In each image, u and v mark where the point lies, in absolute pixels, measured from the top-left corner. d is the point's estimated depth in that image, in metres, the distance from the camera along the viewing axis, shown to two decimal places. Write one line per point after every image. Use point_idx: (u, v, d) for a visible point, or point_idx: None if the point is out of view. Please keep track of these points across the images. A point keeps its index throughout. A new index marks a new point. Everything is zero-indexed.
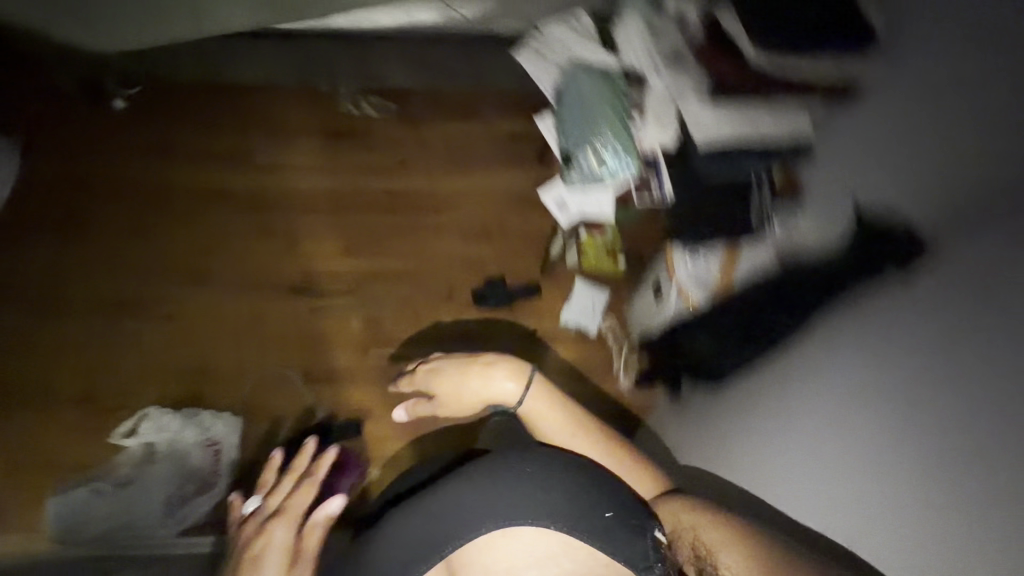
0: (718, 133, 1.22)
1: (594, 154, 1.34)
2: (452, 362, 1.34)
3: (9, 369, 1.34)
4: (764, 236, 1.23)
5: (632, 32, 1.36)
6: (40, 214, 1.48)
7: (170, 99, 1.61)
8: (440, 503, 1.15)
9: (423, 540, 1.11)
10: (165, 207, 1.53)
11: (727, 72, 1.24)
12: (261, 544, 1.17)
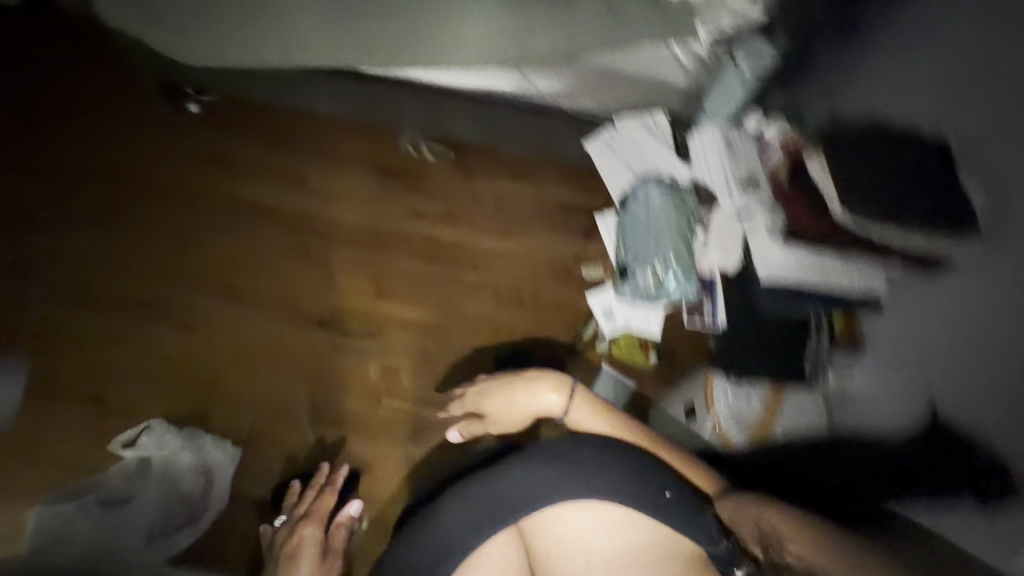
0: (780, 275, 1.16)
1: (652, 267, 1.30)
2: (496, 384, 1.31)
3: (33, 354, 1.37)
4: (816, 387, 1.27)
5: (710, 144, 1.33)
6: (97, 206, 1.54)
7: (238, 116, 1.66)
8: (498, 481, 1.11)
9: (482, 512, 1.08)
10: (211, 217, 1.56)
11: (797, 219, 1.16)
12: (294, 543, 1.21)
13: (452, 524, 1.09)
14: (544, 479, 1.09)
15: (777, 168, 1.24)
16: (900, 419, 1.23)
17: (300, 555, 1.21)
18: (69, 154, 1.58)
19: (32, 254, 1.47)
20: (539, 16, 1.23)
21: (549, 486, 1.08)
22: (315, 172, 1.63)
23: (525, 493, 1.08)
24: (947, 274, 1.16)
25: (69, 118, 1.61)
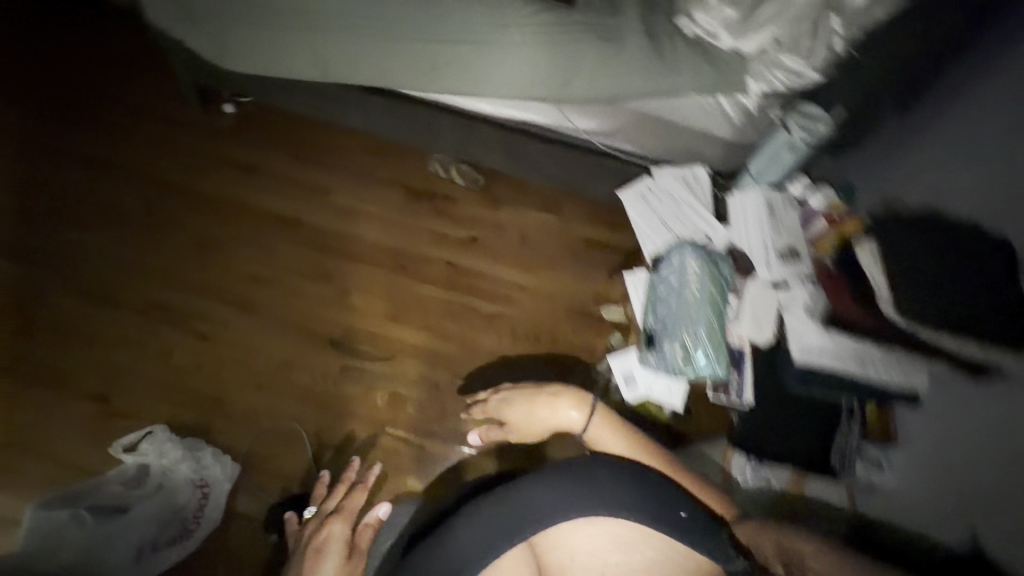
0: (819, 359, 1.02)
1: (680, 339, 1.17)
2: (521, 394, 1.23)
3: (46, 347, 1.38)
4: (839, 479, 1.09)
5: (750, 206, 1.22)
6: (127, 204, 1.57)
7: (275, 128, 1.69)
8: (513, 496, 0.97)
9: (489, 534, 0.94)
10: (236, 225, 1.58)
11: (846, 311, 1.03)
12: (323, 536, 1.13)
13: (471, 539, 0.94)
14: (567, 490, 0.97)
15: (817, 241, 1.16)
16: (937, 539, 0.99)
17: (328, 551, 1.12)
18: (108, 151, 1.62)
19: (60, 248, 1.50)
20: (584, 55, 1.20)
21: (570, 498, 0.96)
22: (344, 190, 1.65)
23: (546, 506, 0.95)
24: (1000, 383, 0.96)
25: (112, 115, 1.65)
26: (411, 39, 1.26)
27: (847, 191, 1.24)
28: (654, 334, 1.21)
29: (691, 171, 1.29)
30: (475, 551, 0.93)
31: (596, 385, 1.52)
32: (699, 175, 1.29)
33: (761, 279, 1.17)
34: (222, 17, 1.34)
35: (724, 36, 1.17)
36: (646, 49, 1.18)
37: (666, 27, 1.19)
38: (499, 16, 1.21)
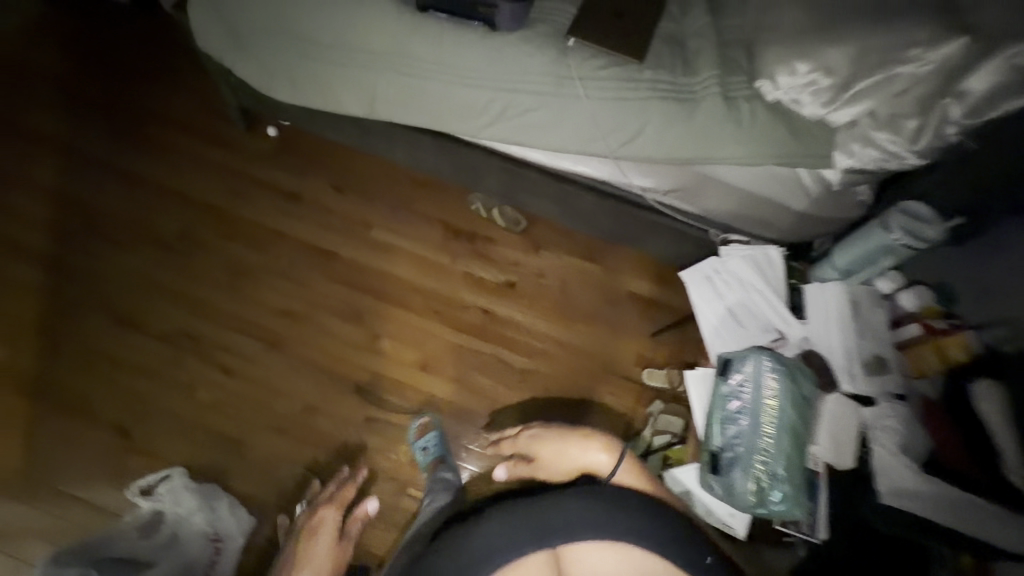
0: (907, 494, 1.03)
1: (752, 458, 1.13)
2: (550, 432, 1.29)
3: (68, 371, 1.34)
4: None
5: (833, 307, 1.20)
6: (161, 222, 1.51)
7: (319, 157, 1.64)
8: (547, 517, 1.14)
9: (511, 535, 1.12)
10: (269, 254, 1.51)
11: (951, 453, 1.05)
12: (315, 520, 1.22)
13: (484, 543, 1.11)
14: (586, 514, 1.14)
15: (911, 348, 1.16)
16: None
17: (321, 532, 1.21)
18: (148, 165, 1.58)
19: (84, 260, 1.44)
20: (651, 114, 1.10)
21: (588, 521, 1.13)
22: (383, 224, 1.59)
23: (565, 525, 1.13)
24: None
25: (158, 131, 1.62)
26: (461, 89, 1.18)
27: (947, 294, 1.18)
28: (721, 456, 1.16)
29: (763, 254, 1.27)
30: (480, 551, 1.11)
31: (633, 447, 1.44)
32: (772, 259, 1.27)
33: (842, 393, 1.16)
34: (275, 49, 1.28)
35: (810, 104, 1.04)
36: (720, 113, 1.07)
37: (744, 90, 1.08)
38: (561, 69, 1.12)
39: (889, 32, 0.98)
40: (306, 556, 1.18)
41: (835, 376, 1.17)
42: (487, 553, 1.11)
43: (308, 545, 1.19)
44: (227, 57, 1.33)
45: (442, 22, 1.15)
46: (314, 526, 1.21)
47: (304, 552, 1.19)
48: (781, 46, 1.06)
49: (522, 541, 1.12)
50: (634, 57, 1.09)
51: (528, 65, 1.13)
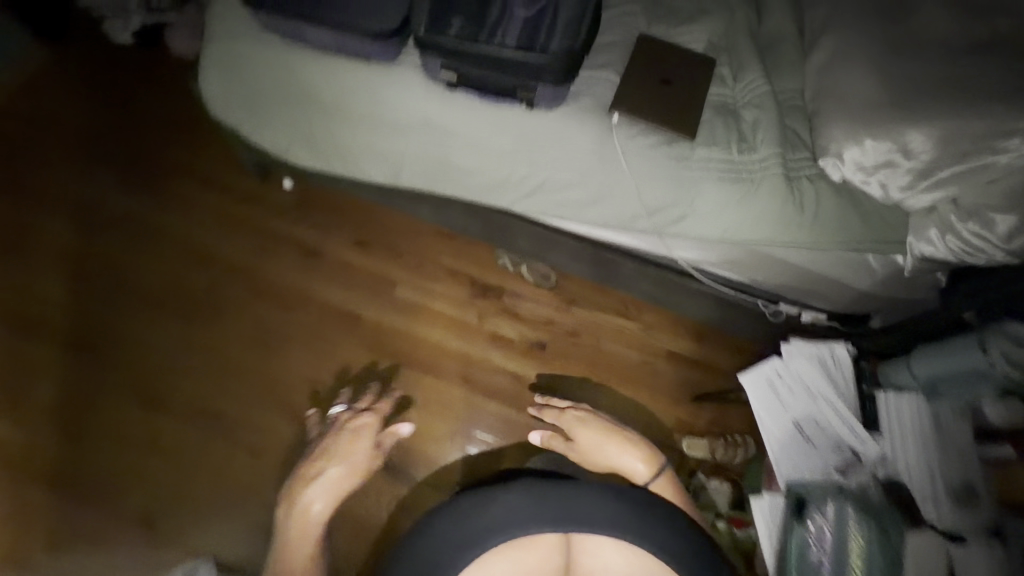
0: None
1: None
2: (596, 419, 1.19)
3: (92, 454, 1.30)
4: None
5: (909, 419, 1.00)
6: (179, 287, 1.45)
7: (338, 211, 1.57)
8: (569, 501, 0.92)
9: (527, 519, 0.91)
10: (290, 322, 1.45)
11: None
12: (354, 420, 1.19)
13: (498, 514, 0.91)
14: (599, 511, 0.92)
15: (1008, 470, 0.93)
16: None
17: (360, 433, 1.17)
18: (161, 223, 1.52)
19: (99, 328, 1.40)
20: (706, 195, 1.00)
21: (609, 517, 0.91)
22: (409, 282, 1.52)
23: (587, 516, 0.91)
24: None
25: (173, 184, 1.56)
26: (491, 161, 1.09)
27: None
28: None
29: (830, 350, 1.06)
30: (484, 526, 0.91)
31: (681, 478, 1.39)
32: (840, 358, 1.06)
33: (931, 528, 0.92)
34: (291, 118, 1.18)
35: (882, 186, 0.94)
36: (779, 194, 0.97)
37: (807, 168, 0.99)
38: (606, 148, 1.02)
39: (975, 116, 0.88)
40: (338, 451, 1.14)
41: (919, 505, 0.94)
42: (491, 528, 0.91)
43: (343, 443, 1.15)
44: (233, 120, 1.23)
45: (474, 99, 1.06)
46: (350, 428, 1.17)
47: (338, 447, 1.14)
48: (850, 123, 0.95)
49: (539, 518, 0.91)
50: (686, 133, 0.99)
51: (566, 141, 1.03)
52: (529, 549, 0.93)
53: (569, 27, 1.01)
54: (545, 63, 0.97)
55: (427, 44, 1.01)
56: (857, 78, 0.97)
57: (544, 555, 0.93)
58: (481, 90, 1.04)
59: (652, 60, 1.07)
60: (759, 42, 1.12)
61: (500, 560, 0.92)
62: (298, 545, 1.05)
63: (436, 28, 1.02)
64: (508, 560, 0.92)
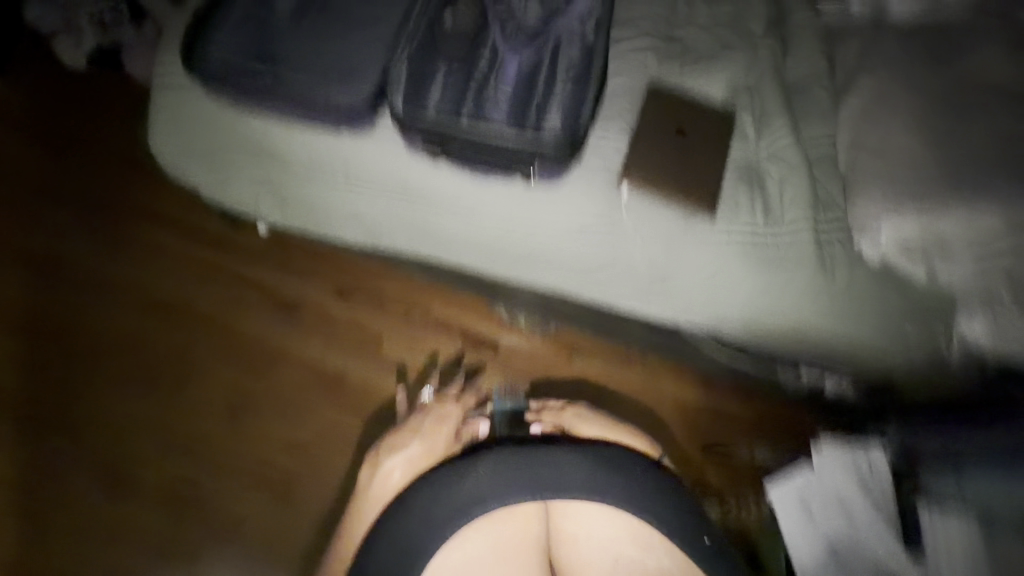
0: None
1: None
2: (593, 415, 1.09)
3: (65, 548, 1.21)
4: None
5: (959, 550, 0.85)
6: (147, 354, 1.33)
7: (315, 259, 1.43)
8: (543, 460, 0.93)
9: (501, 485, 0.92)
10: (269, 387, 1.33)
11: None
12: (445, 407, 1.12)
13: (481, 480, 0.92)
14: (573, 471, 0.93)
15: None
16: None
17: (447, 419, 1.10)
18: (123, 276, 1.39)
19: (60, 400, 1.29)
20: (729, 275, 0.89)
21: (580, 480, 0.93)
22: (395, 332, 1.39)
23: (557, 480, 0.93)
24: None
25: (135, 229, 1.42)
26: (481, 233, 0.96)
27: None
28: None
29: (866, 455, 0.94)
30: (462, 497, 0.91)
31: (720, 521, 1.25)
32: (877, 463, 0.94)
33: None
34: (253, 181, 1.03)
35: (928, 265, 0.84)
36: (808, 279, 0.86)
37: (840, 246, 0.88)
38: (616, 223, 0.90)
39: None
40: (426, 428, 1.09)
41: None
42: (474, 498, 0.91)
43: (432, 423, 1.09)
44: (182, 176, 1.06)
45: (460, 172, 0.93)
46: (443, 409, 1.12)
47: (426, 426, 1.09)
48: (893, 198, 0.84)
49: (518, 485, 0.92)
50: (707, 208, 0.87)
51: (569, 215, 0.91)
52: (509, 520, 0.95)
53: (570, 92, 0.90)
54: (538, 151, 0.87)
55: (408, 125, 0.90)
56: (899, 143, 0.85)
57: (525, 524, 0.96)
58: (469, 166, 0.92)
59: (664, 111, 0.92)
60: (786, 81, 0.97)
61: (486, 529, 0.94)
62: (365, 513, 1.03)
63: (417, 98, 0.89)
64: (491, 529, 0.94)
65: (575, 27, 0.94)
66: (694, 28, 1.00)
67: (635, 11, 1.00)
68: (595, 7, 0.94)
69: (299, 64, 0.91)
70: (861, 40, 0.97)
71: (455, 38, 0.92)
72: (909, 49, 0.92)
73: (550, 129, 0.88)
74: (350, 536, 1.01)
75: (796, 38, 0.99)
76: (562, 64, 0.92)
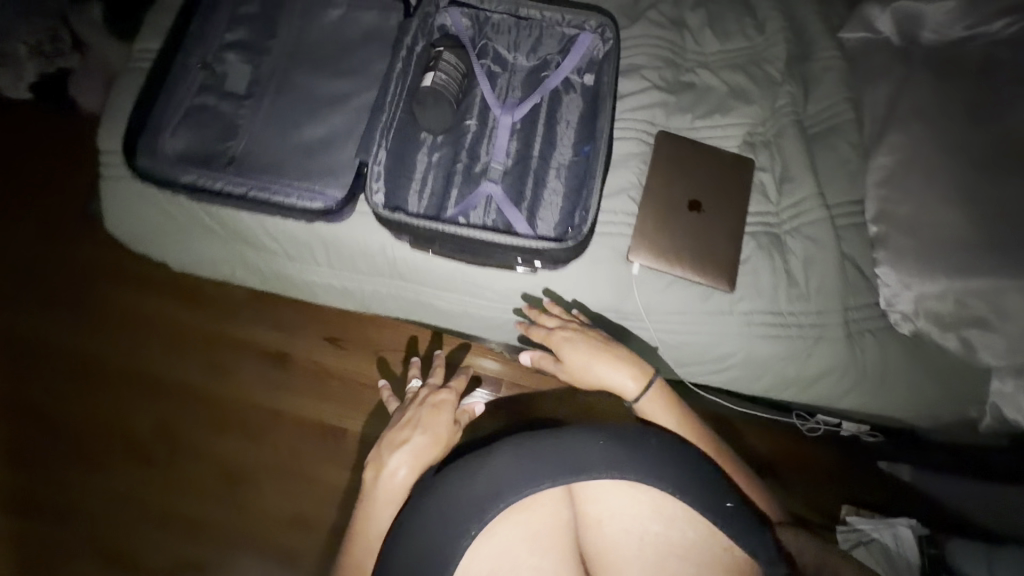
0: None
1: None
2: (589, 349, 0.81)
3: None
4: None
5: None
6: (138, 422, 1.27)
7: (304, 310, 1.34)
8: (559, 448, 0.77)
9: (512, 479, 0.75)
10: (268, 448, 1.28)
11: None
12: (440, 396, 0.98)
13: (498, 470, 0.77)
14: (598, 455, 0.76)
15: None
16: None
17: (444, 406, 0.97)
18: (104, 346, 1.29)
19: (52, 487, 1.23)
20: (752, 356, 0.82)
21: (611, 462, 0.75)
22: (391, 375, 1.30)
23: (577, 462, 0.76)
24: None
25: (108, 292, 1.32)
26: (481, 311, 0.88)
27: None
28: None
29: (892, 534, 0.83)
30: (473, 493, 0.76)
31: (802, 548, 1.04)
32: (907, 543, 0.82)
33: None
34: (230, 260, 0.93)
35: (968, 343, 0.77)
36: (839, 360, 0.80)
37: (872, 321, 0.81)
38: (627, 308, 0.83)
39: None
40: (423, 421, 0.95)
41: None
42: (491, 493, 0.75)
43: (427, 416, 0.97)
44: (149, 251, 0.96)
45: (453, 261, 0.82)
46: (436, 400, 0.99)
47: (422, 419, 0.96)
48: (923, 263, 0.78)
49: (544, 472, 0.76)
50: (725, 284, 0.80)
51: (575, 297, 0.83)
52: (523, 509, 0.78)
53: (571, 163, 0.83)
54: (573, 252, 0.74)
55: (392, 222, 0.73)
56: (928, 204, 0.80)
57: (548, 514, 0.79)
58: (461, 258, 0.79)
59: (674, 176, 0.85)
60: (806, 130, 0.91)
61: (504, 529, 0.77)
62: (378, 516, 0.89)
63: (397, 184, 0.78)
64: (510, 517, 0.77)
65: (567, 88, 0.86)
66: (708, 72, 0.93)
67: (643, 58, 0.91)
68: (586, 62, 0.84)
69: (282, 150, 0.74)
70: (887, 85, 0.89)
71: (436, 102, 0.77)
72: (942, 98, 0.85)
73: (555, 203, 0.81)
74: (368, 541, 0.89)
75: (818, 80, 0.92)
76: (559, 131, 0.85)
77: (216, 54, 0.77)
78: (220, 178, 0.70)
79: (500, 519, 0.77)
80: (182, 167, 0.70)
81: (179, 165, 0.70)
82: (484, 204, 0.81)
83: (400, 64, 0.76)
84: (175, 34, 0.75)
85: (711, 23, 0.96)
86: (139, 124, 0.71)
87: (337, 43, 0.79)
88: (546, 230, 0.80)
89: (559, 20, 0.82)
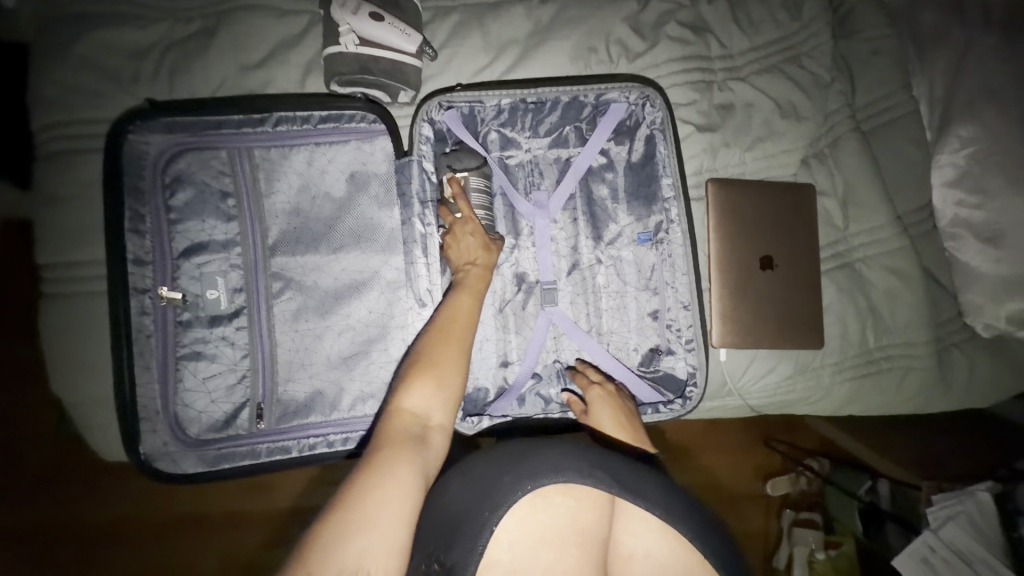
0: None
1: None
2: (614, 424, 0.64)
3: None
4: None
5: None
6: (107, 564, 0.82)
7: None
8: (617, 467, 0.52)
9: (550, 470, 0.49)
10: (280, 548, 0.84)
11: None
12: (462, 232, 0.59)
13: (546, 459, 0.50)
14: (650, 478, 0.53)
15: None
16: None
17: (463, 231, 0.60)
18: (108, 500, 0.82)
19: None
20: (857, 396, 0.79)
21: (661, 495, 0.51)
22: None
23: (634, 477, 0.51)
24: None
25: (80, 450, 0.82)
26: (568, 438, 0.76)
27: None
28: None
29: (974, 502, 0.82)
30: (498, 479, 0.49)
31: (818, 472, 1.01)
32: (986, 506, 0.82)
33: None
34: None
35: None
36: (930, 384, 0.79)
37: (950, 330, 0.80)
38: (717, 392, 0.77)
39: None
40: (456, 241, 0.60)
41: None
42: (525, 482, 0.48)
43: (454, 249, 0.60)
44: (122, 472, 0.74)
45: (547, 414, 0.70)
46: (464, 225, 0.60)
47: (473, 249, 0.59)
48: (1012, 273, 0.74)
49: (592, 473, 0.49)
50: (815, 345, 0.75)
51: None
52: (567, 507, 0.51)
53: (632, 256, 0.71)
54: (680, 412, 0.71)
55: (476, 428, 0.66)
56: (1013, 207, 0.72)
57: (586, 518, 0.52)
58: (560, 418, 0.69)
59: (740, 233, 0.74)
60: (861, 127, 0.79)
61: (524, 527, 0.50)
62: (442, 351, 0.52)
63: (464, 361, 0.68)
64: (547, 513, 0.51)
65: (602, 163, 0.71)
66: (742, 85, 0.76)
67: (674, 90, 0.74)
68: (618, 131, 0.70)
69: (317, 366, 0.61)
70: (945, 56, 0.77)
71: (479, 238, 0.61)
72: (1013, 66, 0.74)
73: (630, 311, 0.72)
74: (420, 393, 0.50)
75: (868, 63, 0.79)
76: (605, 219, 0.71)
77: (173, 275, 0.58)
78: (265, 445, 0.60)
79: (533, 516, 0.51)
80: (217, 446, 0.60)
81: (210, 442, 0.59)
82: (551, 333, 0.71)
83: (423, 225, 0.61)
84: (115, 272, 0.56)
85: (744, 13, 0.76)
86: (130, 422, 0.57)
87: (323, 202, 0.61)
88: (633, 354, 0.72)
89: (583, 95, 0.66)
